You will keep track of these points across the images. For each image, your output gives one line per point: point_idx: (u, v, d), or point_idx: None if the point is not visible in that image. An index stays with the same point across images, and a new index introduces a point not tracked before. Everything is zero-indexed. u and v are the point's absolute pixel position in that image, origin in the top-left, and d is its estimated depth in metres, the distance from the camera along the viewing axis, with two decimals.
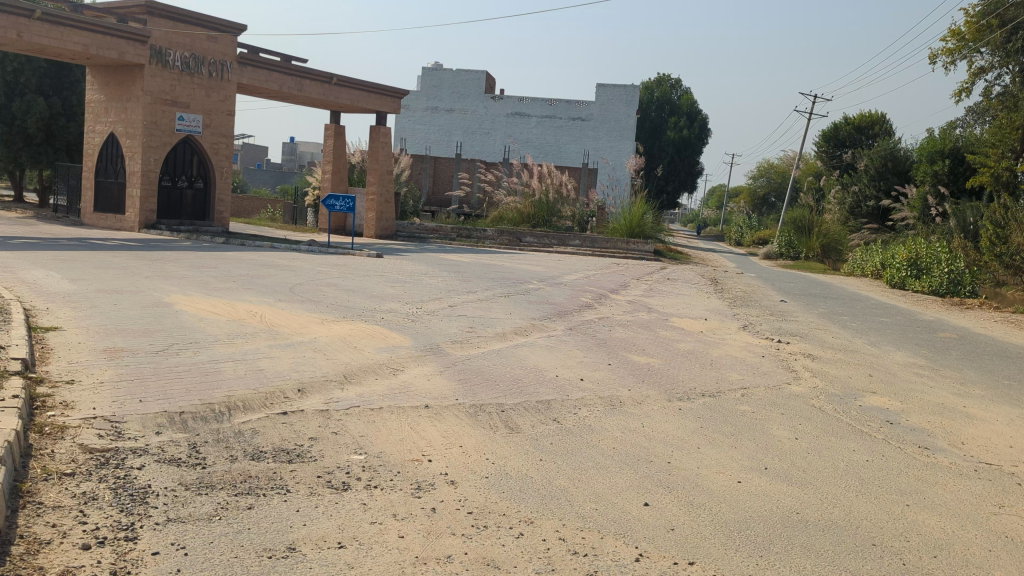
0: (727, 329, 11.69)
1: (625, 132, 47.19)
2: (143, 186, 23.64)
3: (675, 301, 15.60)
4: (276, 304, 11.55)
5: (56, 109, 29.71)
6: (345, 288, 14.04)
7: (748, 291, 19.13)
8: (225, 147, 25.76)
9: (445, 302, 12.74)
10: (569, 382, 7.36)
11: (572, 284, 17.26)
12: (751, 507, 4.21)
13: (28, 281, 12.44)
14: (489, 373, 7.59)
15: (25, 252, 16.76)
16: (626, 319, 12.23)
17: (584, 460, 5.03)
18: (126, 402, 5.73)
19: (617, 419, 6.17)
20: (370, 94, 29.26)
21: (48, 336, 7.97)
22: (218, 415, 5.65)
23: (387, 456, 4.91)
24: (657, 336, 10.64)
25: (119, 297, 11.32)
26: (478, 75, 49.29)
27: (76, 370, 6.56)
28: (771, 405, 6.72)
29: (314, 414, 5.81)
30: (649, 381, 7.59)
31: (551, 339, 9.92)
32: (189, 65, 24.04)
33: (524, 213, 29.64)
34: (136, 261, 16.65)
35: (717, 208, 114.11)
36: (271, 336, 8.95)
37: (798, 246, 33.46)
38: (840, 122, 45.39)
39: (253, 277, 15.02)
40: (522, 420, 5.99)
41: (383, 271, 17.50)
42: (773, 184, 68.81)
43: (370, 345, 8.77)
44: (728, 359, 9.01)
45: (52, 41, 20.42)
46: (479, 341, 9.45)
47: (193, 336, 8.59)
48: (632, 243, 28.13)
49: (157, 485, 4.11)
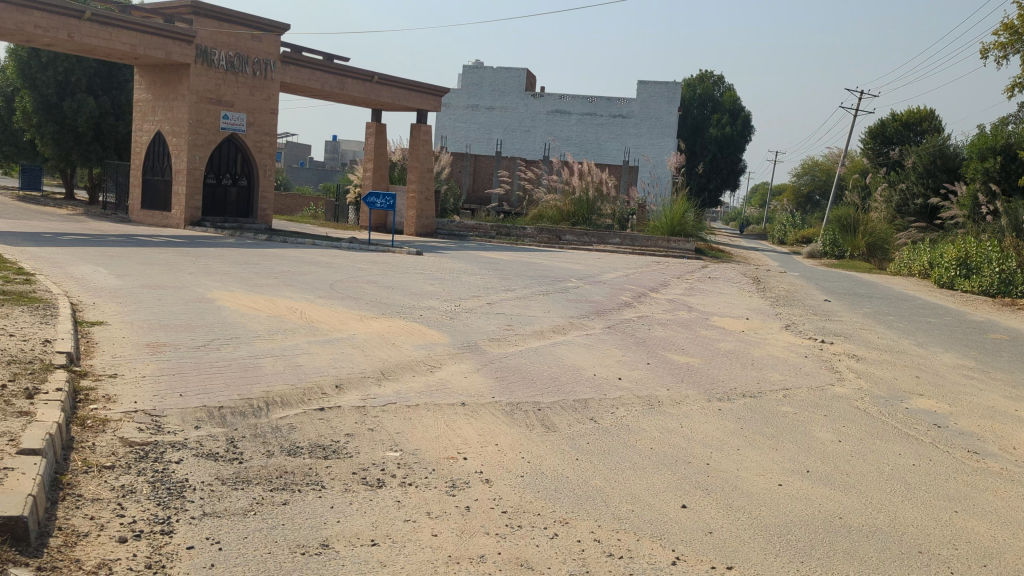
0: (769, 329, 11.51)
1: (666, 129, 46.79)
2: (189, 184, 24.03)
3: (716, 299, 15.40)
4: (316, 301, 11.64)
5: (105, 108, 30.34)
6: (384, 285, 14.10)
7: (791, 290, 18.81)
8: (268, 145, 26.06)
9: (483, 300, 12.73)
10: (606, 380, 7.28)
11: (611, 282, 17.14)
12: (791, 512, 4.10)
13: (76, 277, 12.70)
14: (527, 372, 7.55)
15: (74, 249, 17.12)
16: (665, 318, 12.10)
17: (621, 460, 4.96)
18: (167, 396, 5.80)
19: (655, 419, 6.09)
20: (410, 92, 29.37)
21: (94, 330, 8.12)
22: (256, 411, 5.69)
23: (422, 454, 4.89)
24: (697, 335, 10.50)
25: (163, 293, 11.51)
26: (519, 73, 49.23)
27: (120, 364, 6.66)
28: (814, 406, 6.58)
29: (351, 410, 5.83)
30: (689, 381, 7.48)
31: (590, 337, 9.84)
32: (233, 64, 24.37)
33: (563, 211, 29.50)
34: (180, 258, 16.92)
35: (761, 206, 112.59)
36: (311, 332, 9.02)
37: (843, 245, 33.16)
38: (888, 119, 44.49)
39: (294, 274, 15.17)
40: (559, 419, 5.94)
41: (423, 268, 17.54)
42: (817, 182, 67.73)
43: (408, 342, 8.79)
44: (770, 360, 8.86)
45: (101, 42, 20.85)
46: (517, 339, 9.42)
47: (234, 332, 8.69)
48: (673, 241, 27.86)
49: (194, 480, 4.14)
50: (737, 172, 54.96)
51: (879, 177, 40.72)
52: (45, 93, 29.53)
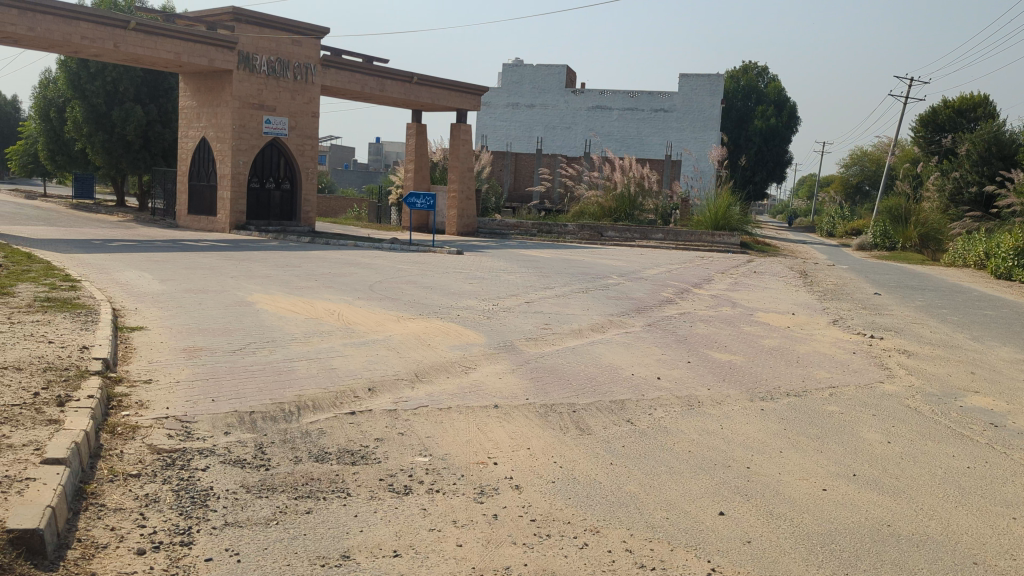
0: (815, 324, 11.19)
1: (709, 122, 46.15)
2: (233, 188, 24.34)
3: (760, 295, 15.08)
4: (354, 303, 11.64)
5: (152, 116, 30.88)
6: (423, 285, 14.05)
7: (839, 284, 18.37)
8: (310, 148, 26.26)
9: (522, 298, 12.60)
10: (644, 380, 7.10)
11: (653, 279, 16.90)
12: (837, 519, 3.90)
13: (121, 283, 12.88)
14: (563, 372, 7.40)
15: (122, 255, 17.42)
16: (707, 314, 11.83)
17: (658, 464, 4.79)
18: (199, 402, 5.78)
19: (695, 420, 5.90)
20: (449, 92, 29.37)
21: (133, 335, 8.18)
22: (288, 415, 5.65)
23: (452, 459, 4.78)
24: (740, 332, 10.24)
25: (204, 296, 11.60)
26: (559, 70, 49.13)
27: (156, 370, 6.68)
28: (862, 405, 6.31)
29: (382, 414, 5.74)
30: (731, 380, 7.27)
31: (629, 335, 9.65)
32: (275, 69, 24.61)
33: (605, 208, 29.24)
34: (224, 262, 17.11)
35: (808, 198, 110.45)
36: (347, 334, 8.99)
37: (894, 237, 32.66)
38: (939, 105, 43.32)
39: (334, 275, 15.22)
40: (593, 421, 5.79)
41: (462, 268, 17.49)
42: (867, 171, 66.32)
43: (444, 343, 8.71)
44: (816, 356, 8.58)
45: (146, 50, 21.18)
46: (555, 338, 9.29)
47: (271, 335, 8.69)
48: (718, 235, 27.48)
49: (219, 487, 4.10)
50: (783, 164, 53.95)
51: (932, 166, 39.54)
52: (94, 103, 30.18)
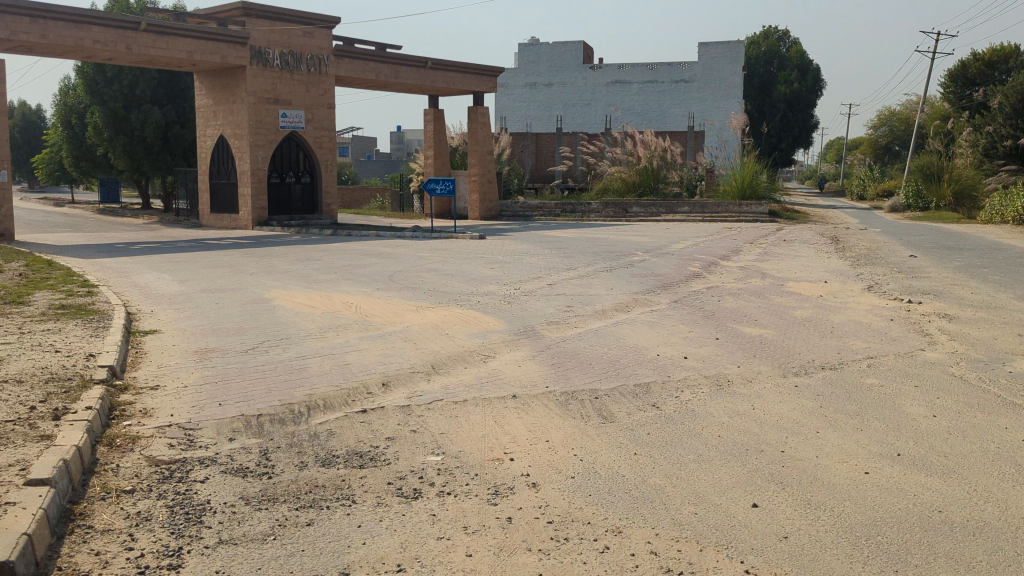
0: (850, 292, 10.76)
1: (731, 91, 45.31)
2: (253, 184, 24.25)
3: (791, 263, 14.58)
4: (373, 293, 11.40)
5: (171, 117, 30.86)
6: (444, 273, 13.79)
7: (873, 248, 17.74)
8: (327, 140, 26.02)
9: (544, 281, 12.30)
10: (671, 361, 6.78)
11: (679, 253, 16.47)
12: (882, 506, 3.56)
13: (140, 285, 12.76)
14: (585, 356, 7.10)
15: (143, 257, 17.37)
16: (736, 287, 11.43)
17: (686, 452, 4.48)
18: (206, 407, 5.56)
19: (724, 401, 5.57)
20: (465, 75, 28.96)
21: (146, 340, 8.02)
22: (296, 416, 5.41)
23: (465, 456, 4.51)
24: (771, 304, 9.83)
25: (222, 296, 11.44)
26: (575, 46, 48.62)
27: (164, 375, 6.48)
28: (902, 376, 5.95)
29: (395, 411, 5.48)
30: (763, 355, 6.91)
31: (654, 313, 9.30)
32: (288, 62, 24.42)
33: (629, 182, 28.69)
34: (244, 259, 16.95)
35: (836, 162, 108.01)
36: (363, 327, 8.76)
37: (927, 196, 32.19)
38: (968, 58, 42.11)
39: (353, 267, 15.01)
40: (616, 407, 5.49)
41: (484, 252, 17.19)
42: (896, 132, 64.69)
43: (462, 331, 8.44)
44: (852, 326, 8.17)
45: (159, 51, 21.06)
46: (577, 320, 8.98)
47: (285, 332, 8.47)
48: (745, 205, 26.93)
49: (217, 501, 3.87)
50: (809, 129, 52.82)
51: (963, 122, 38.34)
52: (112, 107, 30.21)
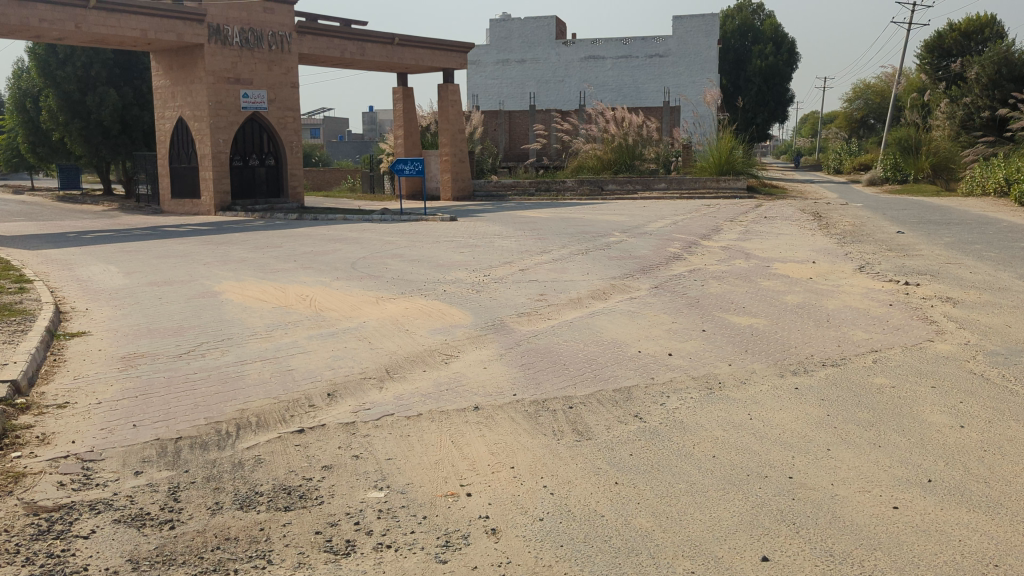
0: (841, 273, 10.13)
1: (706, 65, 44.58)
2: (215, 168, 23.25)
3: (774, 242, 13.91)
4: (331, 284, 10.61)
5: (128, 99, 29.60)
6: (410, 259, 12.99)
7: (858, 224, 17.09)
8: (292, 120, 24.93)
9: (517, 267, 11.55)
10: (654, 359, 6.08)
11: (658, 233, 15.77)
12: (920, 558, 2.90)
13: (82, 278, 11.86)
14: (558, 355, 6.39)
15: (92, 246, 16.40)
16: (720, 270, 10.73)
17: (677, 481, 3.76)
18: (116, 430, 4.76)
19: (718, 409, 4.89)
20: (434, 51, 27.93)
21: (71, 344, 7.19)
22: (221, 439, 4.64)
23: (413, 492, 3.76)
24: (758, 288, 9.15)
25: (168, 289, 10.58)
26: (548, 21, 47.71)
27: (77, 388, 5.65)
28: (916, 375, 5.28)
29: (337, 430, 4.72)
30: (757, 350, 6.22)
31: (634, 302, 8.59)
32: (249, 40, 23.35)
33: (605, 159, 27.93)
34: (201, 246, 16.02)
35: (811, 135, 107.58)
36: (316, 324, 7.99)
37: (905, 169, 31.70)
38: (945, 29, 41.67)
39: (314, 254, 14.18)
40: (592, 419, 4.80)
41: (454, 235, 16.42)
42: (871, 105, 64.17)
43: (422, 326, 7.70)
44: (848, 313, 7.50)
45: (110, 29, 19.96)
46: (550, 311, 8.25)
47: (228, 332, 7.67)
48: (723, 181, 26.33)
49: (99, 566, 3.11)
50: (785, 103, 52.18)
51: (941, 93, 37.94)
52: (66, 90, 28.91)
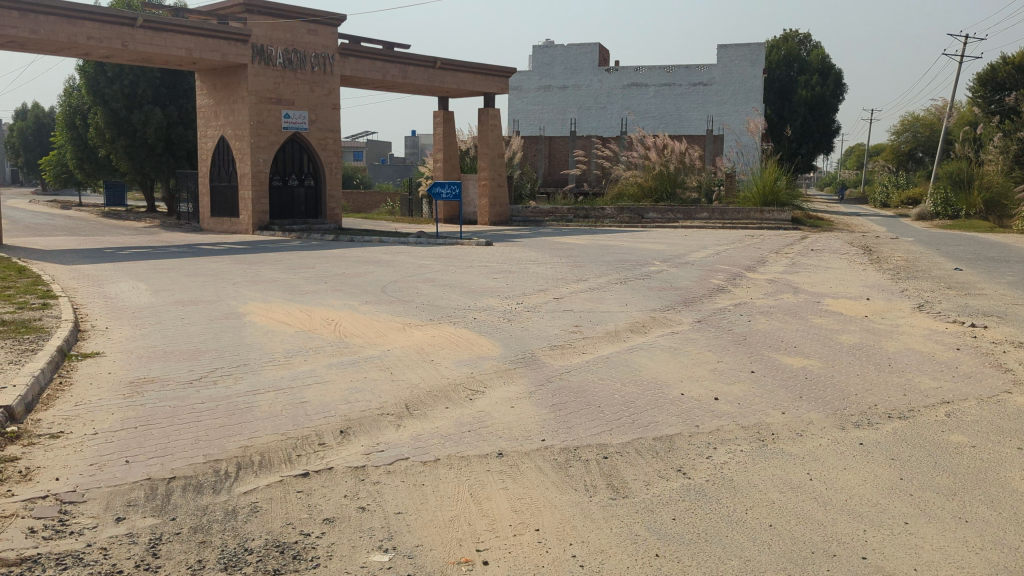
0: (897, 311, 9.48)
1: (751, 94, 43.95)
2: (254, 187, 23.17)
3: (823, 277, 13.25)
4: (359, 308, 10.22)
5: (173, 117, 29.84)
6: (442, 284, 12.58)
7: (911, 259, 16.34)
8: (332, 141, 24.83)
9: (552, 295, 11.07)
10: (699, 404, 5.54)
11: (701, 263, 15.20)
12: None
13: (109, 295, 11.62)
14: (593, 395, 5.88)
15: (126, 263, 16.25)
16: (767, 305, 10.14)
17: (729, 556, 3.24)
18: (106, 466, 4.34)
19: (772, 468, 4.34)
20: (475, 75, 27.74)
21: (82, 366, 6.84)
22: (218, 481, 4.19)
23: (422, 558, 3.28)
24: (810, 326, 8.54)
25: (192, 309, 10.26)
26: (592, 48, 47.48)
27: (75, 416, 5.25)
28: (999, 437, 4.71)
29: (345, 475, 4.26)
30: (812, 397, 5.65)
31: (676, 337, 8.05)
32: (292, 61, 23.33)
33: (645, 187, 27.41)
34: (232, 266, 15.78)
35: (857, 168, 105.93)
36: (337, 351, 7.56)
37: (956, 203, 30.74)
38: (998, 62, 40.57)
39: (346, 276, 13.83)
40: (630, 473, 4.29)
41: (489, 260, 16.02)
42: (920, 138, 62.81)
43: (448, 357, 7.24)
44: (910, 357, 6.89)
45: (156, 48, 20.01)
46: (586, 345, 7.74)
47: (245, 357, 7.27)
48: (766, 212, 25.64)
49: None
50: (830, 134, 51.26)
51: (994, 127, 36.85)
52: (113, 107, 29.19)
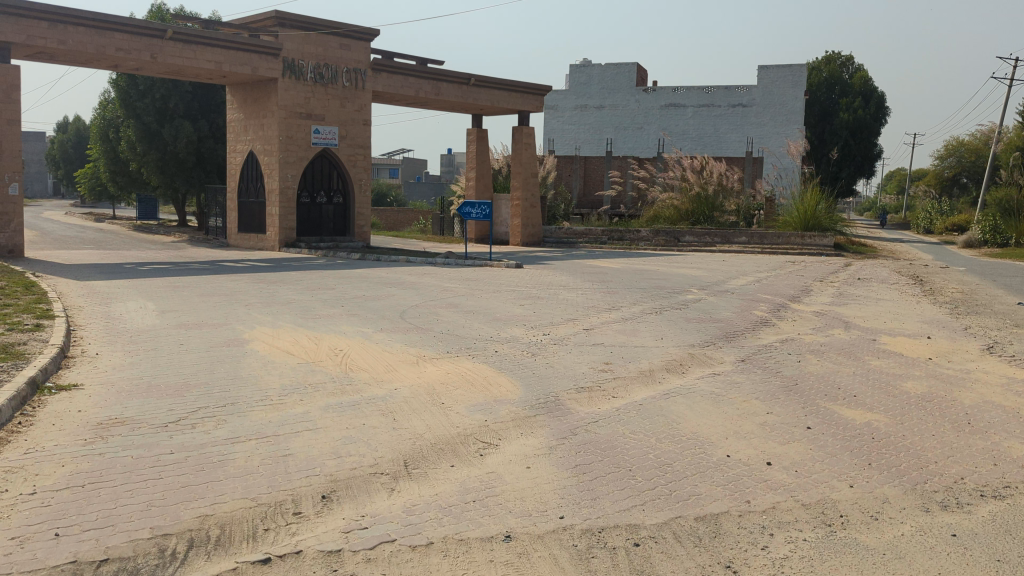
0: (965, 353, 8.51)
1: (792, 116, 42.86)
2: (282, 204, 22.64)
3: (875, 310, 12.28)
4: (371, 336, 9.45)
5: (204, 132, 29.57)
6: (465, 310, 11.81)
7: (967, 292, 15.28)
8: (361, 158, 24.23)
9: (582, 326, 10.23)
10: (750, 470, 4.67)
11: (743, 292, 14.27)
12: None
13: (112, 316, 10.98)
14: (624, 453, 5.04)
15: (141, 280, 15.67)
16: (819, 342, 9.19)
17: None
18: (31, 541, 3.63)
19: (845, 568, 3.46)
20: (509, 92, 27.10)
21: (52, 403, 6.14)
22: (159, 567, 3.44)
23: None
24: (869, 369, 7.63)
25: (196, 334, 9.58)
26: (630, 68, 46.70)
27: (18, 470, 4.56)
28: None
29: (315, 564, 3.48)
30: (883, 466, 4.74)
31: (718, 380, 7.15)
32: (323, 76, 22.86)
33: (682, 210, 26.48)
34: (251, 285, 15.13)
35: (897, 193, 103.72)
36: (340, 389, 6.76)
37: (1005, 231, 29.36)
38: None
39: (366, 299, 13.10)
40: (667, 570, 3.45)
41: (517, 284, 15.25)
42: (964, 163, 60.99)
43: (461, 400, 6.40)
44: (993, 414, 5.94)
45: (185, 61, 19.58)
46: (617, 387, 6.89)
47: (236, 394, 6.53)
48: (808, 237, 24.54)
49: None
50: (872, 158, 49.90)
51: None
52: (144, 121, 28.96)
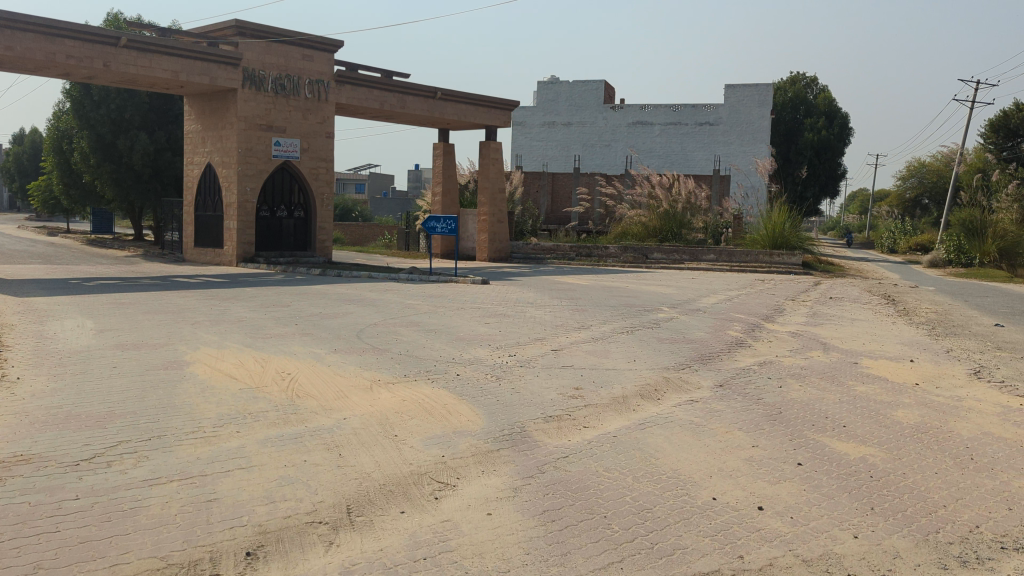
0: (953, 378, 8.09)
1: (759, 135, 42.98)
2: (240, 218, 21.83)
3: (852, 330, 11.91)
4: (324, 358, 8.80)
5: (161, 143, 28.68)
6: (427, 329, 11.20)
7: (940, 312, 15.03)
8: (324, 172, 23.55)
9: (550, 346, 9.67)
10: (740, 518, 4.12)
11: (716, 311, 13.84)
12: None
13: (46, 337, 10.17)
14: (596, 495, 4.46)
15: (85, 296, 14.81)
16: (800, 365, 8.71)
17: None
18: None
19: None
20: (475, 107, 26.65)
21: None
22: None
23: None
24: (856, 396, 7.15)
25: (135, 356, 8.83)
26: (597, 85, 46.54)
27: None
28: None
29: None
30: (888, 511, 4.22)
31: (698, 408, 6.59)
32: (285, 87, 22.16)
33: (649, 227, 26.10)
34: (203, 302, 14.36)
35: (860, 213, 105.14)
36: (282, 419, 6.10)
37: (970, 252, 29.28)
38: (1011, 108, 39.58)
39: (323, 317, 12.42)
40: None
41: (483, 301, 14.68)
42: (926, 184, 61.86)
43: (416, 432, 5.78)
44: (995, 449, 5.46)
45: (140, 69, 18.78)
46: (589, 416, 6.33)
47: (164, 425, 5.84)
48: (777, 255, 24.28)
49: None
50: (837, 178, 50.24)
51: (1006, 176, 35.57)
52: (99, 132, 28.00)
